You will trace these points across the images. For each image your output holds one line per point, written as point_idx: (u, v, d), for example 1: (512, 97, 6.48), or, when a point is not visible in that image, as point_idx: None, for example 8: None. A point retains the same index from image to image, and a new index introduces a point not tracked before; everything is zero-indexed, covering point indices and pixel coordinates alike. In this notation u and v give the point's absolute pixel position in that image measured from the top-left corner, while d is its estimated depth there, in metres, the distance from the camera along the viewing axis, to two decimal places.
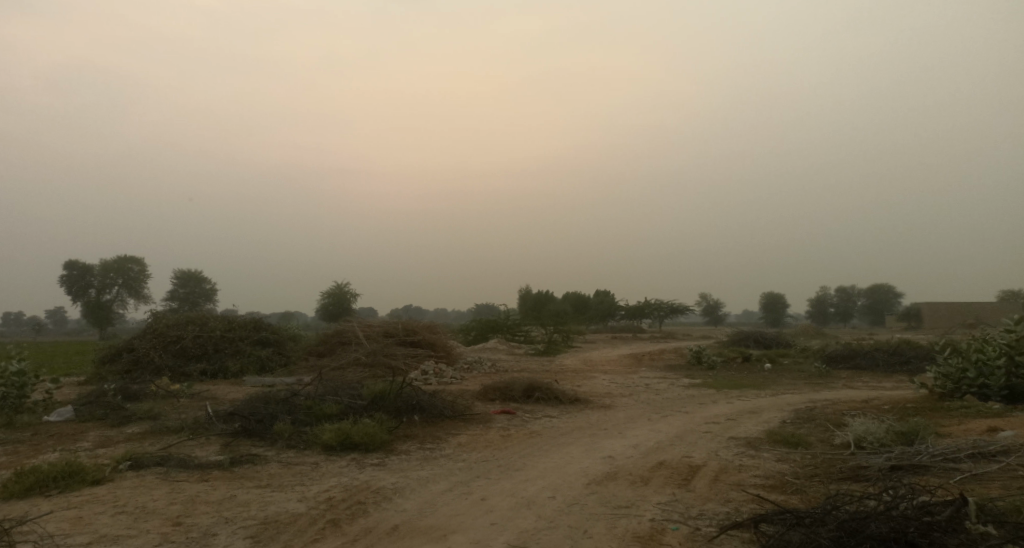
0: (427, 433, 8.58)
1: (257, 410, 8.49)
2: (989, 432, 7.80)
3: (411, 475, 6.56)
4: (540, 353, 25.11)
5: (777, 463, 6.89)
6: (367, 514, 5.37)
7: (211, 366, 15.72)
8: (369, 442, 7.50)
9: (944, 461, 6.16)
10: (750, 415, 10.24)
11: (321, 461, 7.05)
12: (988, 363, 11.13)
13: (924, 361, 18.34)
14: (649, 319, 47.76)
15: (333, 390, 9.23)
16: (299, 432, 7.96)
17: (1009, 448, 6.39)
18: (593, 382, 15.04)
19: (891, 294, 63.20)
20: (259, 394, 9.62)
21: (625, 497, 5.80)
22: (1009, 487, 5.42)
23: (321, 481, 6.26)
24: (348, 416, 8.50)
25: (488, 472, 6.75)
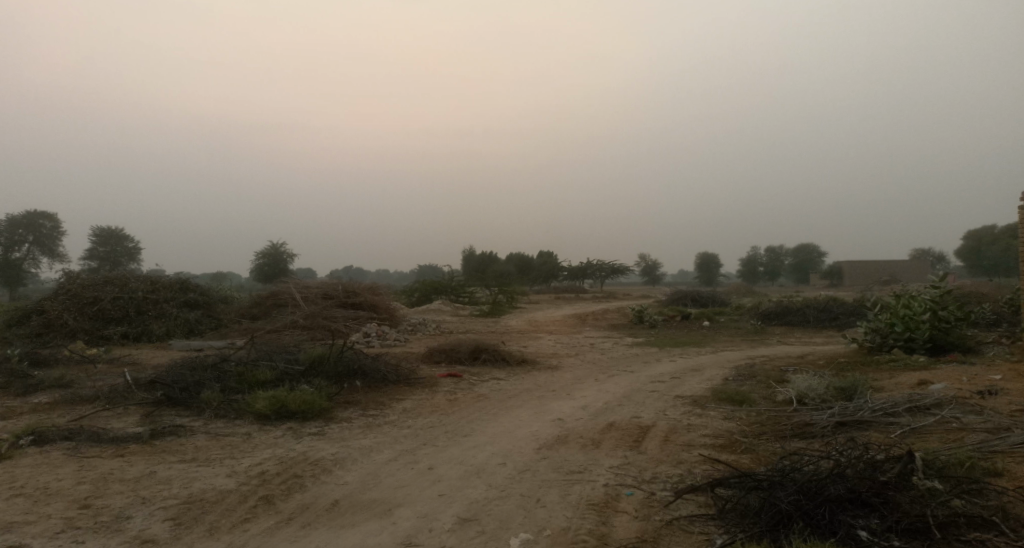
0: (368, 399, 8.35)
1: (182, 376, 8.08)
2: (920, 386, 8.16)
3: (352, 445, 6.36)
4: (484, 314, 25.02)
5: (721, 421, 7.05)
6: (304, 489, 5.17)
7: (134, 329, 14.93)
8: (306, 411, 7.24)
9: (885, 416, 6.40)
10: (695, 373, 10.41)
11: (253, 431, 6.75)
12: (914, 318, 11.64)
13: (851, 318, 19.17)
14: (590, 279, 48.24)
15: (267, 355, 8.86)
16: (229, 400, 7.64)
17: (940, 401, 6.71)
18: (540, 343, 15.04)
19: (817, 255, 65.76)
20: (185, 358, 9.17)
21: (577, 462, 5.78)
22: (943, 439, 5.68)
23: (253, 455, 5.98)
24: (283, 384, 8.19)
25: (435, 440, 6.61)
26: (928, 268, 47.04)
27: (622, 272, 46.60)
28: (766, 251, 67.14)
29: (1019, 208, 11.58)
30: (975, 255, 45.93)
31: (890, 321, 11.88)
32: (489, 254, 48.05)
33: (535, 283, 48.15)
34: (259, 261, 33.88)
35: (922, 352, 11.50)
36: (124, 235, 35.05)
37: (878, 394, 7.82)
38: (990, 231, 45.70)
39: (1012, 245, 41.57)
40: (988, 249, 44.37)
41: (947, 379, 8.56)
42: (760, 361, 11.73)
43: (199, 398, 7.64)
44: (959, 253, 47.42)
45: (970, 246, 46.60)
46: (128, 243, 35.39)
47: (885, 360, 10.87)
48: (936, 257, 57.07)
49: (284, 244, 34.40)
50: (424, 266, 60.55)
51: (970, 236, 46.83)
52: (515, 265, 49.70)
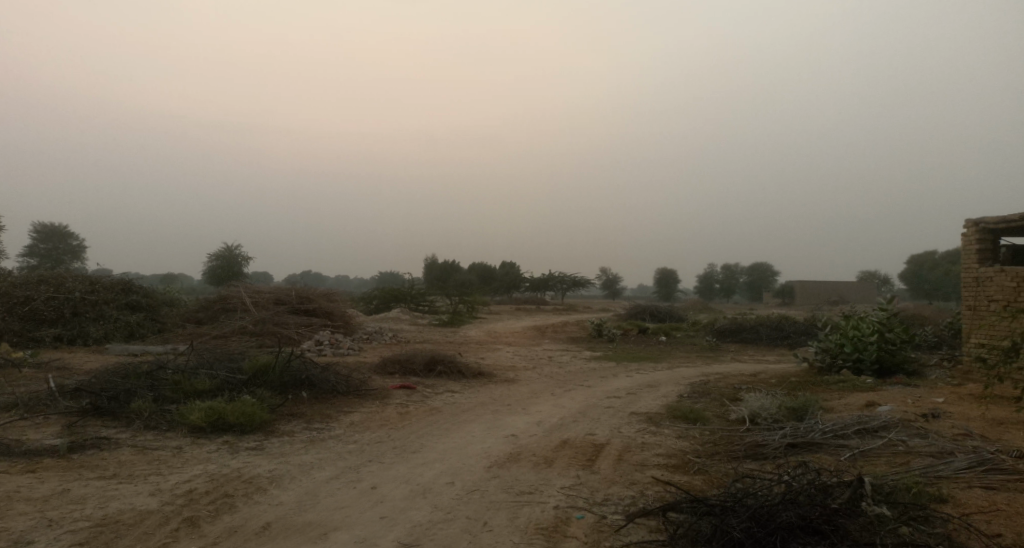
0: (314, 411, 8.09)
1: (113, 384, 7.69)
2: (868, 407, 8.29)
3: (292, 461, 6.11)
4: (442, 324, 24.79)
5: (673, 440, 7.03)
6: (235, 510, 4.92)
7: (68, 331, 14.27)
8: (245, 424, 6.96)
9: (835, 438, 6.45)
10: (650, 390, 10.42)
11: (185, 445, 6.44)
12: (862, 339, 11.89)
13: (802, 337, 19.55)
14: (550, 291, 48.34)
15: (207, 362, 8.53)
16: (162, 411, 7.30)
17: (888, 424, 6.81)
18: (497, 355, 14.92)
19: (770, 273, 67.36)
20: (118, 364, 8.75)
21: (527, 482, 5.66)
22: (890, 463, 5.74)
23: (183, 471, 5.69)
24: (222, 394, 7.88)
25: (381, 456, 6.42)
26: (875, 290, 48.64)
27: (582, 285, 46.87)
28: (722, 268, 68.51)
29: (964, 235, 11.98)
30: (917, 280, 47.71)
31: (839, 342, 12.13)
32: (450, 264, 47.79)
33: (496, 294, 48.06)
34: (211, 263, 32.95)
35: (870, 373, 11.74)
36: (68, 232, 33.75)
37: (828, 415, 7.91)
38: (932, 256, 47.63)
39: (951, 271, 43.37)
40: (930, 273, 46.14)
41: (893, 401, 8.73)
42: (715, 378, 11.82)
43: (129, 408, 7.28)
44: (903, 276, 49.17)
45: (913, 269, 48.42)
46: (72, 242, 34.08)
47: (834, 380, 11.07)
48: (881, 279, 59.18)
49: (238, 246, 33.54)
50: (384, 273, 59.91)
51: (914, 261, 48.65)
52: (477, 274, 49.53)
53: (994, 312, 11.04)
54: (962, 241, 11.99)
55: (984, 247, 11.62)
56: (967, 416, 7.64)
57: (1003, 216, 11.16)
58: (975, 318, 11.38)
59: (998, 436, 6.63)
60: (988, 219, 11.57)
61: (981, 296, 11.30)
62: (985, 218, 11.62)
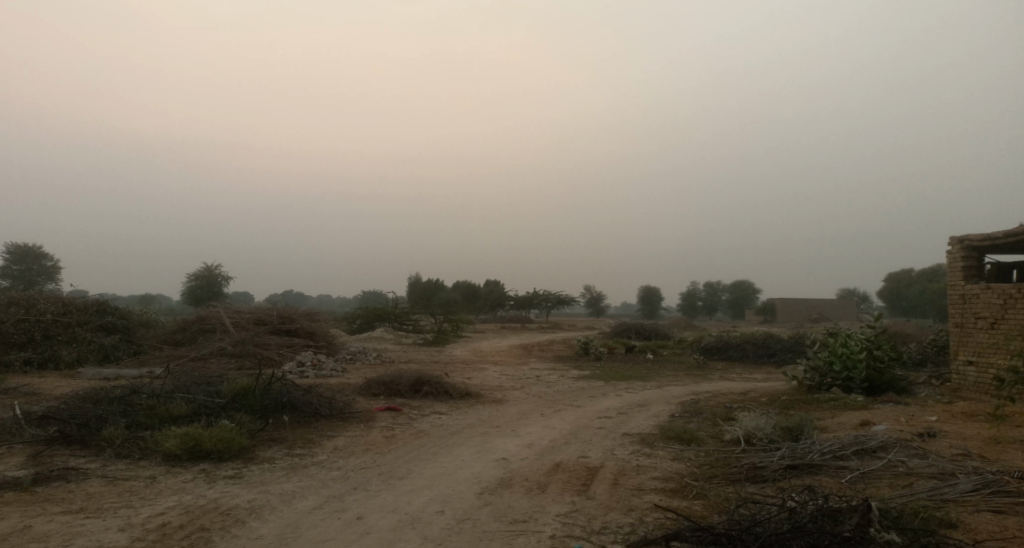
0: (296, 436, 7.87)
1: (83, 411, 7.44)
2: (863, 427, 8.24)
3: (273, 491, 5.90)
4: (427, 344, 24.54)
5: (668, 462, 6.90)
6: (211, 546, 4.70)
7: (39, 354, 13.88)
8: (223, 451, 6.74)
9: (834, 459, 6.37)
10: (641, 409, 10.31)
11: (159, 475, 6.20)
12: (851, 357, 11.86)
13: (788, 354, 19.57)
14: (535, 310, 48.26)
15: (184, 386, 8.29)
16: (135, 438, 7.05)
17: (886, 444, 6.75)
18: (484, 375, 14.75)
19: (752, 290, 67.87)
20: (90, 388, 8.49)
21: (521, 510, 5.50)
22: (892, 485, 5.67)
23: (155, 503, 5.46)
24: (199, 419, 7.64)
25: (367, 484, 6.22)
26: (855, 307, 49.15)
27: (567, 304, 46.80)
28: (705, 286, 68.96)
29: (949, 253, 12.09)
30: (895, 297, 48.26)
31: (829, 359, 12.09)
32: (434, 283, 47.61)
33: (480, 313, 47.85)
34: (191, 283, 32.52)
35: (860, 390, 11.72)
36: (43, 254, 33.18)
37: (823, 434, 7.84)
38: (910, 273, 48.29)
39: (928, 287, 44.00)
40: (908, 290, 46.74)
41: (887, 420, 8.69)
42: (705, 396, 11.73)
43: (100, 436, 7.03)
44: (882, 293, 49.74)
45: (892, 287, 49.02)
46: (47, 262, 33.59)
47: (825, 398, 11.03)
48: (860, 296, 59.89)
49: (219, 265, 33.16)
50: (368, 292, 59.57)
51: (892, 278, 49.28)
52: (461, 293, 49.32)
53: (982, 328, 11.10)
54: (948, 258, 12.10)
55: (969, 263, 11.72)
56: (962, 434, 7.61)
57: (988, 233, 11.28)
58: (963, 335, 11.43)
59: (996, 455, 6.59)
60: (973, 236, 11.70)
61: (968, 313, 11.36)
62: (970, 234, 11.75)
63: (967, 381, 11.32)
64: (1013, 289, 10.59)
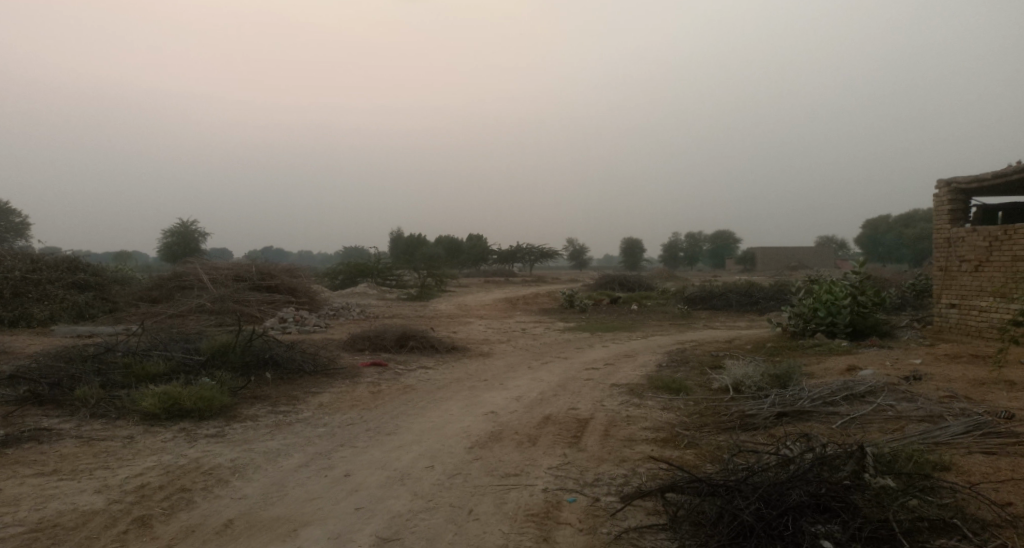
0: (280, 393, 7.79)
1: (55, 372, 7.28)
2: (849, 372, 8.34)
3: (256, 449, 5.85)
4: (411, 298, 24.45)
5: (656, 412, 6.94)
6: (192, 507, 4.65)
7: (9, 312, 13.58)
8: (203, 409, 6.65)
9: (824, 405, 6.45)
10: (628, 360, 10.36)
11: (137, 435, 6.10)
12: (835, 304, 11.94)
13: (771, 302, 19.77)
14: (518, 263, 48.23)
15: (161, 343, 8.16)
16: (111, 397, 6.93)
17: (874, 388, 6.84)
18: (470, 328, 14.74)
19: (733, 241, 68.26)
20: (62, 347, 8.30)
21: (512, 463, 5.51)
22: (883, 430, 5.74)
23: (133, 464, 5.37)
24: (178, 376, 7.52)
25: (354, 440, 6.19)
26: (833, 254, 49.76)
27: (550, 257, 46.76)
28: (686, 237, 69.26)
29: (934, 199, 12.09)
30: (872, 244, 48.88)
31: (813, 306, 12.14)
32: (416, 237, 47.30)
33: (463, 267, 47.71)
34: (166, 240, 31.92)
35: (844, 336, 11.87)
36: (10, 210, 32.32)
37: (811, 380, 7.94)
38: (886, 219, 48.81)
39: (903, 233, 44.63)
40: (884, 236, 47.34)
41: (873, 365, 8.81)
42: (690, 345, 11.83)
43: (73, 396, 6.89)
44: (860, 241, 50.32)
45: (868, 234, 49.60)
46: (14, 219, 32.71)
47: (809, 345, 11.15)
48: (838, 243, 60.62)
49: (195, 222, 32.60)
50: (349, 248, 59.11)
51: (868, 225, 49.81)
52: (444, 248, 49.08)
53: (966, 272, 11.23)
54: (934, 202, 12.09)
55: (955, 206, 11.75)
56: (948, 377, 7.73)
57: (974, 175, 11.28)
58: (947, 279, 11.58)
59: (981, 397, 6.69)
60: (960, 179, 11.67)
61: (953, 256, 11.47)
62: (956, 177, 11.73)
63: (949, 323, 11.54)
64: (997, 232, 10.63)
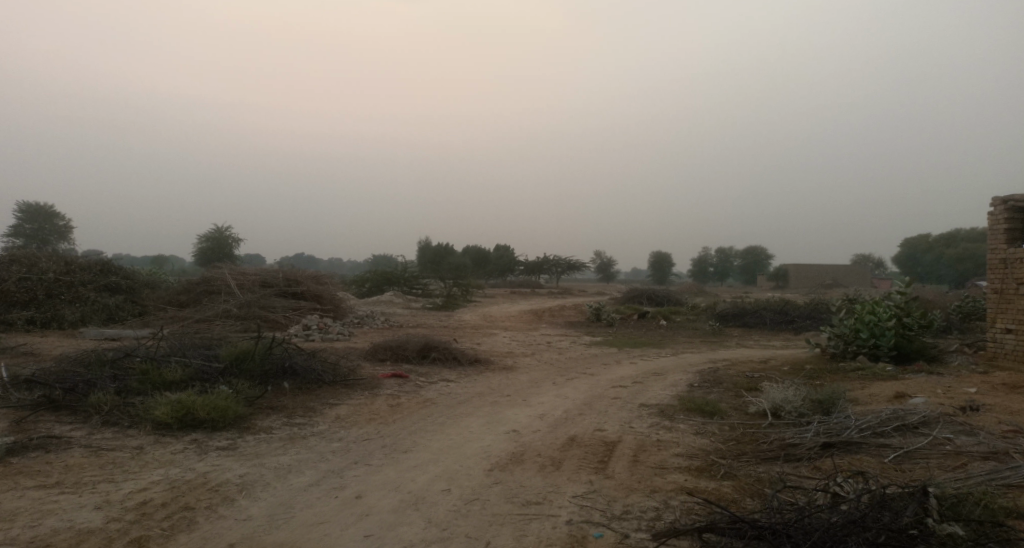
0: (296, 404, 7.70)
1: (71, 377, 7.30)
2: (898, 399, 7.97)
3: (267, 464, 5.74)
4: (436, 308, 24.42)
5: (687, 437, 6.67)
6: (193, 528, 4.54)
7: (41, 313, 13.81)
8: (216, 420, 6.58)
9: (874, 436, 6.12)
10: (658, 378, 10.08)
11: (147, 445, 6.05)
12: (879, 325, 11.53)
13: (807, 321, 19.24)
14: (545, 274, 48.03)
15: (179, 350, 8.14)
16: (125, 404, 6.91)
17: (927, 419, 6.50)
18: (495, 340, 14.58)
19: (765, 257, 67.14)
20: (83, 350, 8.35)
21: (535, 490, 5.31)
22: (937, 468, 5.41)
23: (138, 478, 5.30)
24: (195, 384, 7.49)
25: (369, 458, 6.05)
26: (869, 273, 48.64)
27: (577, 269, 46.45)
28: (716, 252, 68.44)
29: (988, 218, 11.59)
30: (911, 262, 47.68)
31: (855, 327, 11.74)
32: (445, 247, 47.44)
33: (490, 277, 47.68)
34: (201, 245, 32.45)
35: (887, 359, 11.43)
36: (53, 212, 33.14)
37: (856, 407, 7.60)
38: (925, 238, 47.54)
39: (944, 252, 43.38)
40: (923, 255, 46.12)
41: (923, 392, 8.40)
42: (722, 365, 11.50)
43: (87, 402, 6.88)
44: (898, 259, 49.11)
45: (906, 253, 48.41)
46: (58, 222, 33.56)
47: (850, 368, 10.75)
48: (874, 261, 59.34)
49: (230, 228, 33.08)
50: (378, 256, 59.60)
51: (907, 243, 48.58)
52: (471, 258, 49.14)
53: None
54: (988, 220, 11.58)
55: (1011, 225, 11.23)
56: (1007, 408, 7.31)
57: None
58: (1002, 302, 11.09)
59: None
60: (1017, 196, 11.13)
61: (1009, 278, 10.97)
62: (1014, 194, 11.20)
63: (1005, 349, 11.07)
64: None
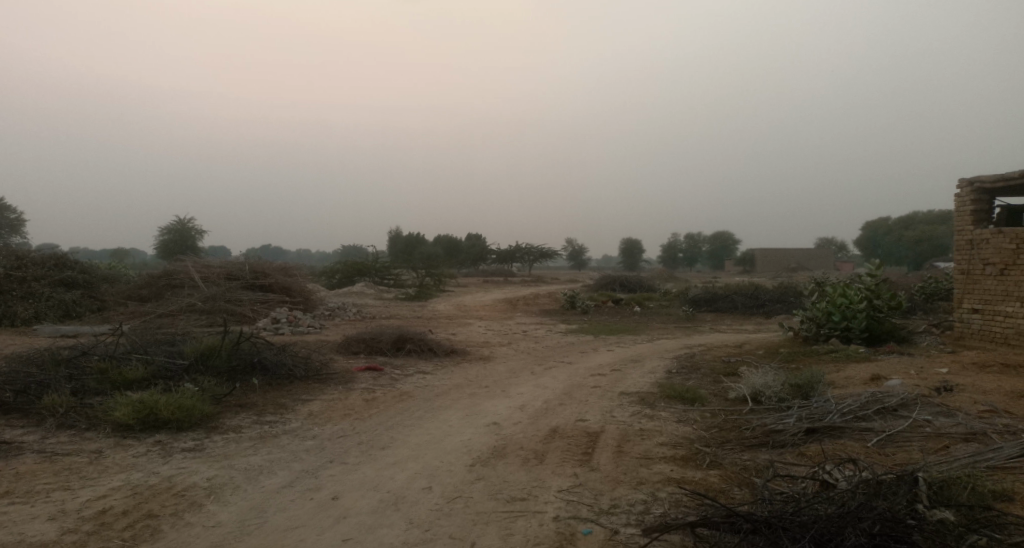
0: (267, 401, 7.50)
1: (23, 378, 7.00)
2: (874, 381, 8.08)
3: (236, 466, 5.57)
4: (408, 298, 24.18)
5: (669, 425, 6.67)
6: (157, 536, 4.36)
7: None
8: (181, 420, 6.37)
9: (856, 420, 6.18)
10: (636, 365, 10.08)
11: (106, 449, 5.82)
12: (851, 308, 11.70)
13: (777, 305, 19.51)
14: (516, 263, 47.95)
15: (141, 347, 7.87)
16: (82, 406, 6.65)
17: (906, 401, 6.59)
18: (469, 330, 14.47)
19: (733, 242, 68.04)
20: (37, 349, 8.02)
21: (519, 485, 5.23)
22: (919, 451, 5.48)
23: (97, 484, 5.09)
24: (158, 383, 7.25)
25: (345, 456, 5.91)
26: (832, 257, 49.65)
27: (548, 257, 46.44)
28: (685, 238, 69.18)
29: (955, 201, 11.81)
30: (873, 245, 48.78)
31: (827, 310, 11.91)
32: (415, 236, 47.10)
33: (462, 266, 47.49)
34: (163, 238, 31.63)
35: (859, 341, 11.62)
36: (4, 206, 31.97)
37: (834, 391, 7.68)
38: (886, 222, 48.64)
39: (903, 235, 44.46)
40: (883, 238, 47.17)
41: (897, 374, 8.53)
42: (699, 350, 11.56)
43: (41, 404, 6.60)
44: (861, 243, 50.19)
45: (868, 236, 49.47)
46: (9, 215, 32.40)
47: (824, 351, 10.89)
48: (837, 245, 60.59)
49: (193, 220, 32.32)
50: (347, 246, 58.88)
51: (868, 227, 49.65)
52: (442, 247, 48.86)
53: (990, 275, 10.97)
54: (956, 202, 11.80)
55: (978, 207, 11.46)
56: (980, 388, 7.45)
57: (999, 174, 10.98)
58: (970, 283, 11.34)
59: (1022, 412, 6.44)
60: (984, 178, 11.35)
61: (976, 259, 11.22)
62: (980, 176, 11.41)
63: (973, 330, 11.32)
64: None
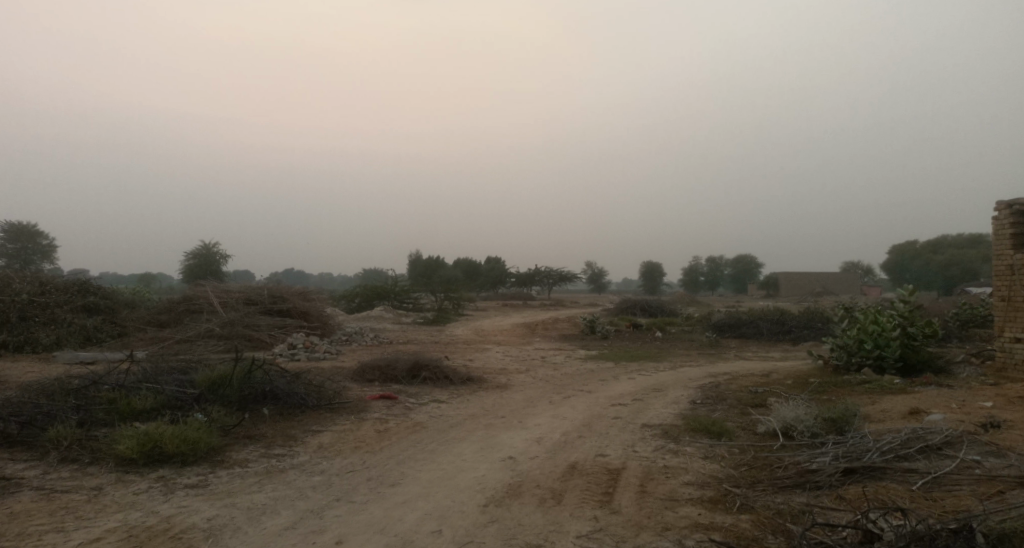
0: (276, 432, 7.40)
1: (29, 408, 6.99)
2: (912, 416, 7.75)
3: (238, 504, 5.44)
4: (427, 323, 24.11)
5: (693, 462, 6.43)
6: None
7: (14, 336, 13.44)
8: (185, 454, 6.28)
9: (897, 460, 5.89)
10: (658, 395, 9.83)
11: (107, 485, 5.74)
12: (884, 336, 11.36)
13: (804, 330, 19.09)
14: (536, 287, 47.78)
15: (151, 376, 7.84)
16: (87, 439, 6.61)
17: (951, 439, 6.28)
18: (488, 356, 14.32)
19: (756, 265, 67.29)
20: (49, 378, 8.04)
21: (536, 529, 5.03)
22: (964, 498, 5.18)
23: (93, 525, 4.99)
24: (166, 414, 7.19)
25: (353, 494, 5.76)
26: (858, 280, 48.80)
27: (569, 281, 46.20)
28: (706, 261, 68.61)
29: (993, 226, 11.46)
30: (900, 269, 47.88)
31: (858, 338, 11.57)
32: (436, 260, 47.26)
33: (482, 290, 47.47)
34: (188, 263, 32.06)
35: (893, 370, 11.26)
36: (36, 232, 32.63)
37: (869, 425, 7.37)
38: (913, 245, 47.76)
39: (932, 259, 43.59)
40: (911, 262, 46.28)
41: (935, 407, 8.18)
42: (725, 379, 11.27)
43: (46, 436, 6.58)
44: (888, 267, 49.30)
45: (895, 260, 48.57)
46: (41, 241, 33.08)
47: (856, 381, 10.54)
48: (863, 268, 59.63)
49: (217, 244, 32.76)
50: (368, 270, 59.25)
51: (895, 250, 48.77)
52: (462, 271, 48.87)
53: None
54: (993, 227, 11.46)
55: (1017, 230, 11.10)
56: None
57: None
58: (1010, 311, 10.95)
59: None
60: (1022, 202, 11.00)
61: (1017, 285, 10.84)
62: (1019, 199, 11.07)
63: (1015, 359, 10.90)
64: None
